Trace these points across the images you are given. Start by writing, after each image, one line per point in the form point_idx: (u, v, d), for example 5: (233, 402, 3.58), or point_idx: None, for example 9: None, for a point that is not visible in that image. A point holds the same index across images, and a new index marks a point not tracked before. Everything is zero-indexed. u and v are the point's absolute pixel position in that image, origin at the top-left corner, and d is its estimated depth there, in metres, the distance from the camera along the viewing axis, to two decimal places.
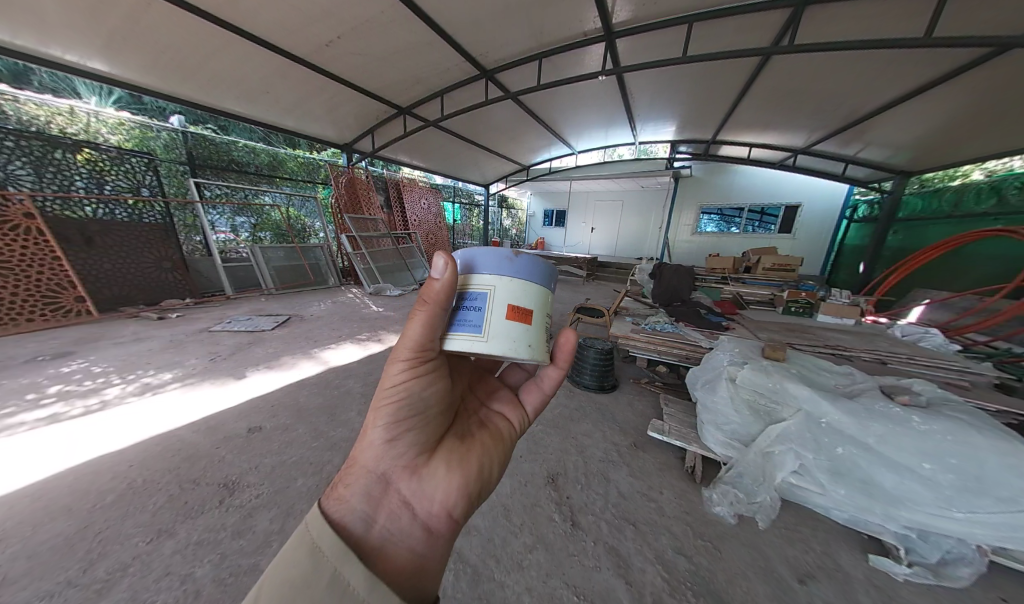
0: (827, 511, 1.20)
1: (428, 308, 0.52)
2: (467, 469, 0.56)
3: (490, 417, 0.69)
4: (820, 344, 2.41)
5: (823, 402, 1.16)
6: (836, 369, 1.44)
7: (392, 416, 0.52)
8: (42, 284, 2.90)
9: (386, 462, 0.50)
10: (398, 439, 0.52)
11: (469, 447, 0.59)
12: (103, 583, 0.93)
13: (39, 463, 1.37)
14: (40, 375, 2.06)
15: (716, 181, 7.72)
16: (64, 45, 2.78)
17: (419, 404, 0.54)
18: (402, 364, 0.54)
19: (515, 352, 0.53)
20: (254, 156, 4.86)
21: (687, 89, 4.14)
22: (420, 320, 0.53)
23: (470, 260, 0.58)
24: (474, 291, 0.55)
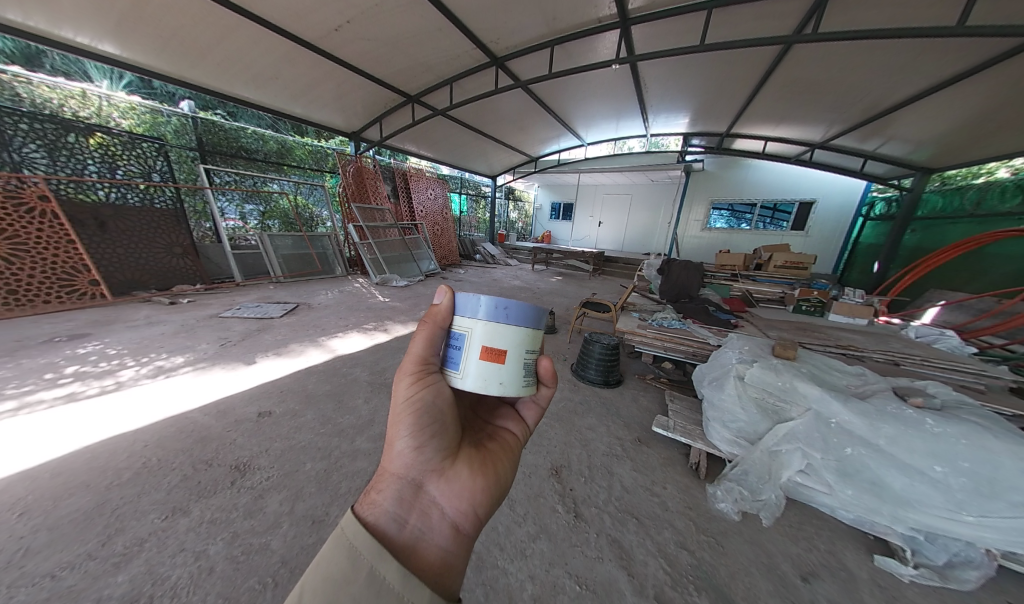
0: (832, 511, 1.18)
1: (429, 325, 0.58)
2: (485, 472, 0.56)
3: (499, 427, 0.69)
4: (830, 344, 2.37)
5: (833, 401, 1.15)
6: (847, 369, 1.41)
7: (413, 425, 0.53)
8: (59, 267, 2.96)
9: (412, 468, 0.51)
10: (424, 445, 0.53)
11: (486, 453, 0.60)
12: (121, 556, 0.96)
13: (58, 440, 1.42)
14: (57, 355, 2.12)
15: (729, 175, 7.54)
16: (74, 27, 2.78)
17: (436, 411, 0.55)
18: (409, 378, 0.56)
19: (487, 390, 0.55)
20: (262, 143, 4.90)
21: (701, 79, 4.02)
22: (423, 335, 0.58)
23: (454, 299, 0.59)
24: (453, 330, 0.57)
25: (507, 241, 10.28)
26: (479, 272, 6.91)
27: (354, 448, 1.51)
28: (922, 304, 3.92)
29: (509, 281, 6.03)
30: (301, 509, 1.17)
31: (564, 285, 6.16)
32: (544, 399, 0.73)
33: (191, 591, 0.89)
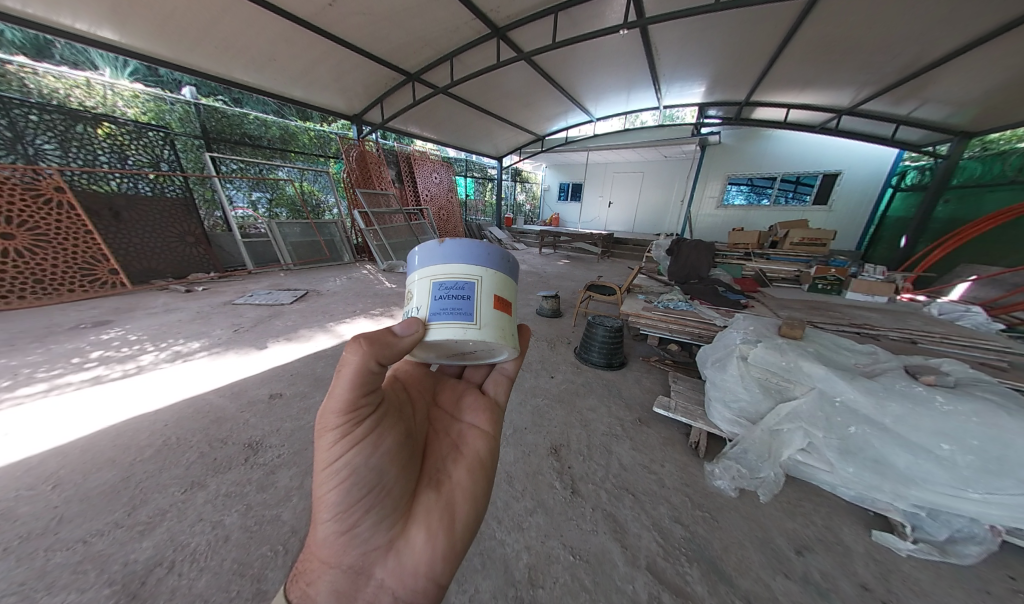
0: (832, 488, 1.15)
1: (357, 354, 0.42)
2: (446, 518, 0.51)
3: (464, 431, 0.62)
4: (844, 322, 2.28)
5: (838, 380, 1.10)
6: (858, 348, 1.35)
7: (340, 506, 0.44)
8: (79, 257, 3.07)
9: (349, 553, 0.44)
10: (359, 522, 0.45)
11: (444, 494, 0.53)
12: (145, 524, 1.04)
13: (86, 419, 1.52)
14: (83, 341, 2.23)
15: (747, 148, 7.12)
16: (72, 13, 2.72)
17: (373, 481, 0.45)
18: (333, 443, 0.43)
19: (502, 343, 0.50)
20: (266, 129, 4.86)
21: (722, 43, 3.71)
22: (347, 378, 0.42)
23: (442, 245, 0.50)
24: (456, 280, 0.48)
25: (515, 224, 10.10)
26: None
27: None
28: (951, 280, 3.71)
29: None
30: (311, 484, 1.24)
31: (572, 268, 6.07)
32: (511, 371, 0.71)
33: (209, 555, 0.96)
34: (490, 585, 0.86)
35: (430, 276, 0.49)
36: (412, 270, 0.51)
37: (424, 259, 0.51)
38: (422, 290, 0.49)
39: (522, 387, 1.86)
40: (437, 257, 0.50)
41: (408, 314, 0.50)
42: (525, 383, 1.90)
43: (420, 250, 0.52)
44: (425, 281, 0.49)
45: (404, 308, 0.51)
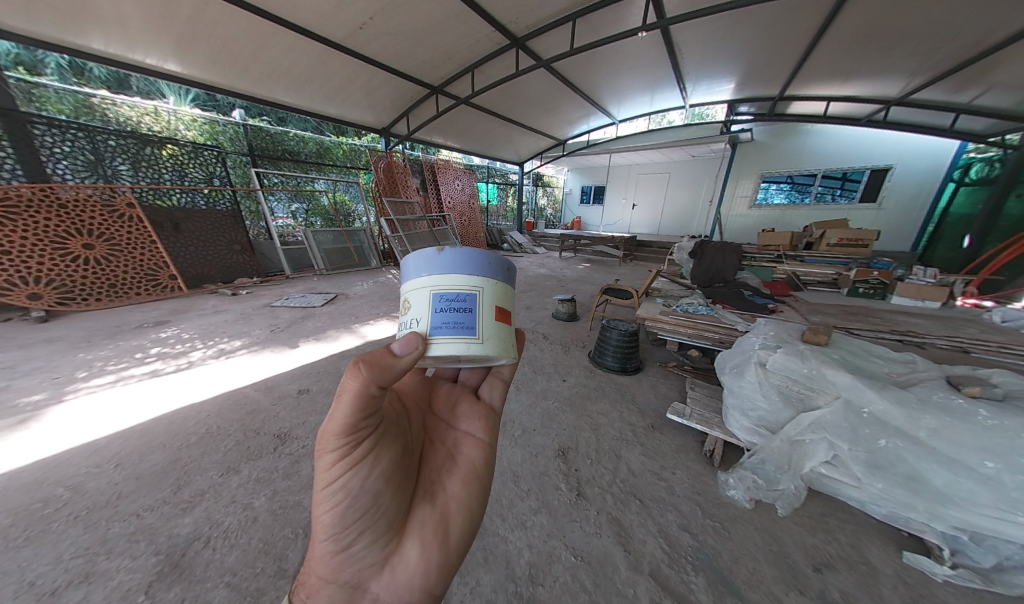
0: (862, 506, 1.06)
1: (358, 381, 0.39)
2: (441, 531, 0.48)
3: (460, 439, 0.58)
4: (885, 329, 2.09)
5: (865, 389, 1.02)
6: (892, 356, 1.24)
7: (335, 526, 0.41)
8: (146, 264, 3.48)
9: (344, 571, 0.42)
10: (354, 542, 0.42)
11: (442, 505, 0.50)
12: (188, 502, 1.17)
13: (145, 407, 1.72)
14: (147, 338, 2.54)
15: (782, 145, 6.72)
16: (144, 50, 3.12)
17: (369, 499, 0.43)
18: (332, 460, 0.40)
19: (504, 354, 0.48)
20: (304, 145, 5.27)
21: (751, 38, 3.56)
22: (348, 399, 0.39)
23: (440, 253, 0.45)
24: (456, 292, 0.44)
25: (536, 228, 10.13)
26: None
27: None
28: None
29: (535, 269, 6.00)
30: None
31: (591, 272, 6.00)
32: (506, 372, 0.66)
33: (240, 533, 1.06)
34: (490, 579, 0.88)
35: (428, 285, 0.45)
36: (408, 277, 0.46)
37: (419, 265, 0.46)
38: (419, 300, 0.45)
39: (533, 390, 1.87)
40: (434, 266, 0.46)
41: (406, 327, 0.46)
42: (536, 386, 1.91)
43: (415, 254, 0.47)
44: (424, 291, 0.45)
45: (400, 317, 0.48)
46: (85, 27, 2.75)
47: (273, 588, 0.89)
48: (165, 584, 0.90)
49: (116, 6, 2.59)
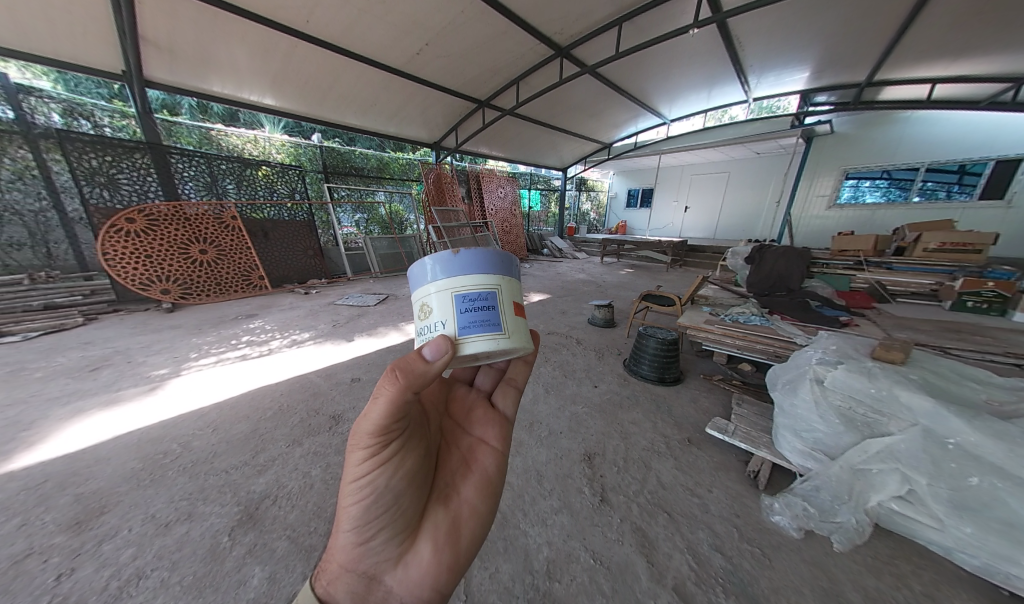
0: (948, 554, 0.88)
1: (392, 386, 0.42)
2: (451, 535, 0.51)
3: (474, 446, 0.62)
4: (1000, 351, 1.70)
5: (951, 418, 0.86)
6: (996, 382, 1.03)
7: (360, 518, 0.45)
8: (242, 267, 4.20)
9: (362, 561, 0.46)
10: (374, 536, 0.46)
11: (454, 508, 0.53)
12: (263, 465, 1.40)
13: (236, 384, 2.10)
14: (240, 328, 3.06)
15: (871, 136, 5.81)
16: (252, 89, 3.81)
17: (392, 497, 0.46)
18: (363, 455, 0.44)
19: (527, 346, 0.51)
20: (367, 161, 5.92)
21: (827, 20, 3.18)
22: (382, 403, 0.43)
23: (456, 255, 0.47)
24: (476, 292, 0.47)
25: (577, 233, 10.00)
26: (545, 265, 6.98)
27: None
28: None
29: (574, 274, 5.94)
30: None
31: (633, 278, 5.75)
32: (519, 380, 0.70)
33: (299, 496, 1.24)
34: (509, 567, 0.92)
35: (449, 288, 0.47)
36: (427, 283, 0.48)
37: (435, 270, 0.47)
38: (440, 304, 0.47)
39: (563, 394, 1.87)
40: (450, 269, 0.47)
41: (429, 332, 0.47)
42: (566, 390, 1.91)
43: (429, 260, 0.47)
44: (443, 294, 0.47)
45: (420, 324, 0.48)
46: (209, 74, 3.45)
47: (322, 546, 1.04)
48: (242, 530, 1.10)
49: (231, 54, 3.21)
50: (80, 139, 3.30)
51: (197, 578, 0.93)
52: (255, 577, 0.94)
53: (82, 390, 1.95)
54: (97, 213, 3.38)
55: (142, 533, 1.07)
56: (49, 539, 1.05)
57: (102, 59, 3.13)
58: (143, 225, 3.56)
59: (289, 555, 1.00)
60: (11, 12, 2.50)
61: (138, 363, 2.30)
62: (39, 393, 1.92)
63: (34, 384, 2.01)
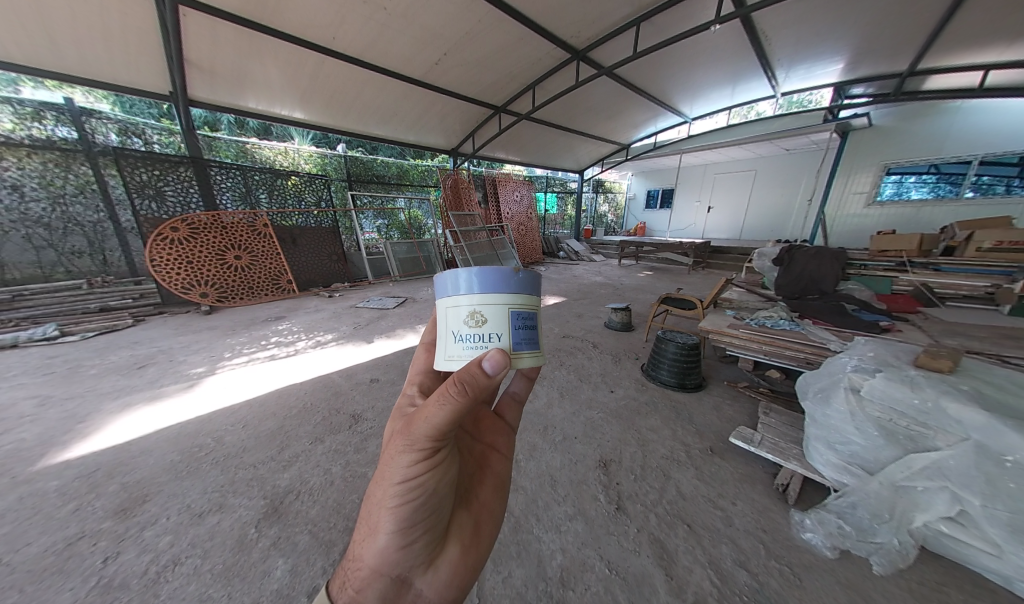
0: (1011, 586, 0.79)
1: (460, 398, 0.41)
2: (474, 538, 0.53)
3: (486, 453, 0.63)
4: None
5: (1009, 432, 0.77)
6: None
7: (403, 521, 0.44)
8: (272, 272, 4.46)
9: (397, 566, 0.45)
10: (413, 540, 0.46)
11: (474, 511, 0.55)
12: (288, 461, 1.47)
13: (264, 382, 2.23)
14: (270, 330, 3.25)
15: (915, 127, 5.41)
16: (283, 104, 4.07)
17: (437, 501, 0.47)
18: (414, 458, 0.44)
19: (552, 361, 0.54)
20: (389, 169, 6.15)
21: (862, 9, 3.01)
22: (445, 412, 0.42)
23: (515, 272, 0.45)
24: (527, 310, 0.46)
25: (594, 235, 9.88)
26: (561, 268, 6.94)
27: None
28: None
29: (590, 277, 5.87)
30: None
31: (652, 280, 5.60)
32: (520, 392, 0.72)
33: (321, 492, 1.29)
34: (522, 572, 0.91)
35: (506, 303, 0.45)
36: (480, 293, 0.44)
37: (497, 282, 0.44)
38: (496, 316, 0.45)
39: (578, 398, 1.84)
40: (512, 283, 0.45)
41: (480, 342, 0.45)
42: (581, 394, 1.88)
43: (493, 270, 0.44)
44: (501, 307, 0.45)
45: (468, 332, 0.44)
46: (245, 91, 3.71)
47: (340, 542, 1.07)
48: (268, 523, 1.16)
49: (264, 71, 3.43)
50: (133, 156, 3.62)
51: (226, 567, 0.99)
52: (278, 569, 0.99)
53: (130, 386, 2.14)
54: (146, 223, 3.70)
55: (179, 522, 1.16)
56: (98, 523, 1.15)
57: (155, 82, 3.45)
58: (186, 233, 3.86)
59: (310, 549, 1.05)
60: (79, 43, 2.80)
61: (179, 362, 2.49)
62: (95, 388, 2.11)
63: (90, 380, 2.21)
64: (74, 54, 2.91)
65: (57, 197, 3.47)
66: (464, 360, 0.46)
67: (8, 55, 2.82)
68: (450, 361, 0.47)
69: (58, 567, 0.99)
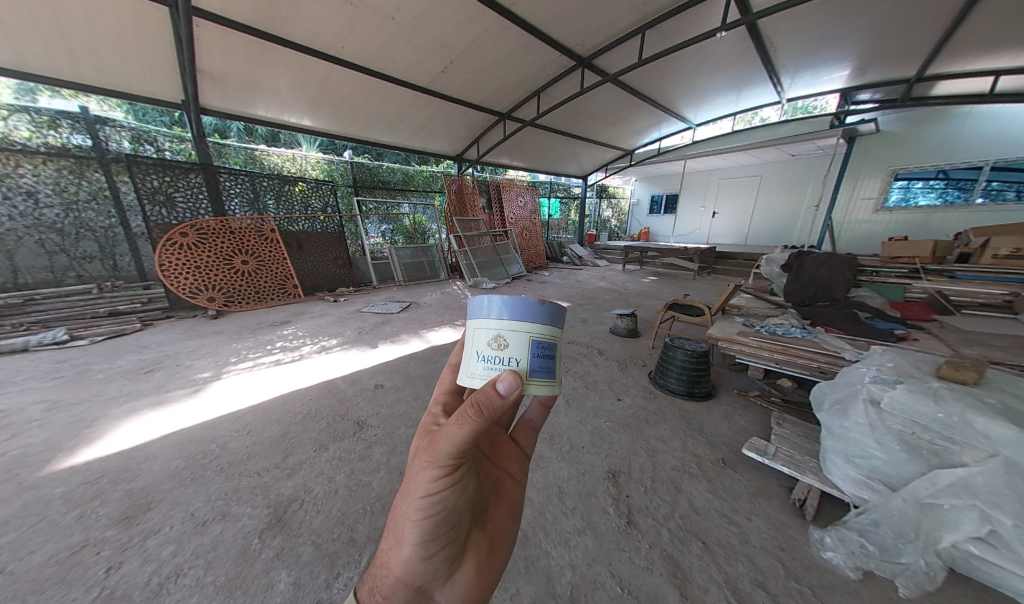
0: None
1: (475, 421, 0.39)
2: (489, 557, 0.51)
3: (501, 475, 0.60)
4: None
5: None
6: None
7: (424, 533, 0.43)
8: (278, 277, 4.50)
9: (417, 577, 0.43)
10: (434, 552, 0.44)
11: (490, 532, 0.53)
12: (291, 468, 1.46)
13: (268, 388, 2.23)
14: (274, 335, 3.26)
15: (925, 132, 5.35)
16: (291, 112, 4.15)
17: (455, 517, 0.45)
18: (435, 474, 0.42)
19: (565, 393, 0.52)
20: (394, 175, 6.24)
21: (868, 16, 3.01)
22: (464, 432, 0.40)
23: (539, 304, 0.44)
24: (546, 341, 0.46)
25: (598, 240, 9.89)
26: (564, 274, 6.93)
27: None
28: None
29: (595, 282, 5.85)
30: (394, 462, 1.50)
31: (657, 286, 5.56)
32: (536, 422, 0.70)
33: (325, 501, 1.28)
34: (531, 589, 0.88)
35: (526, 331, 0.44)
36: (504, 318, 0.44)
37: (519, 311, 0.44)
38: (518, 342, 0.44)
39: (585, 406, 1.82)
40: (537, 313, 0.45)
41: (499, 363, 0.45)
42: (588, 402, 1.86)
43: (515, 301, 0.44)
44: (524, 334, 0.44)
45: (489, 352, 0.45)
46: (255, 100, 3.79)
47: (345, 554, 1.06)
48: (271, 533, 1.14)
49: (275, 80, 3.51)
50: (145, 163, 3.69)
51: (229, 579, 0.98)
52: (281, 581, 0.97)
53: (137, 391, 2.15)
54: (156, 228, 3.75)
55: (183, 531, 1.15)
56: (102, 532, 1.14)
57: (169, 92, 3.53)
58: (195, 239, 3.91)
59: (314, 561, 1.03)
60: (98, 54, 2.89)
61: (185, 367, 2.50)
62: (102, 393, 2.13)
63: (98, 384, 2.23)
64: (92, 64, 3.00)
65: (70, 203, 3.55)
66: (484, 378, 0.47)
67: (30, 66, 2.92)
68: (471, 379, 0.48)
69: (61, 576, 0.99)
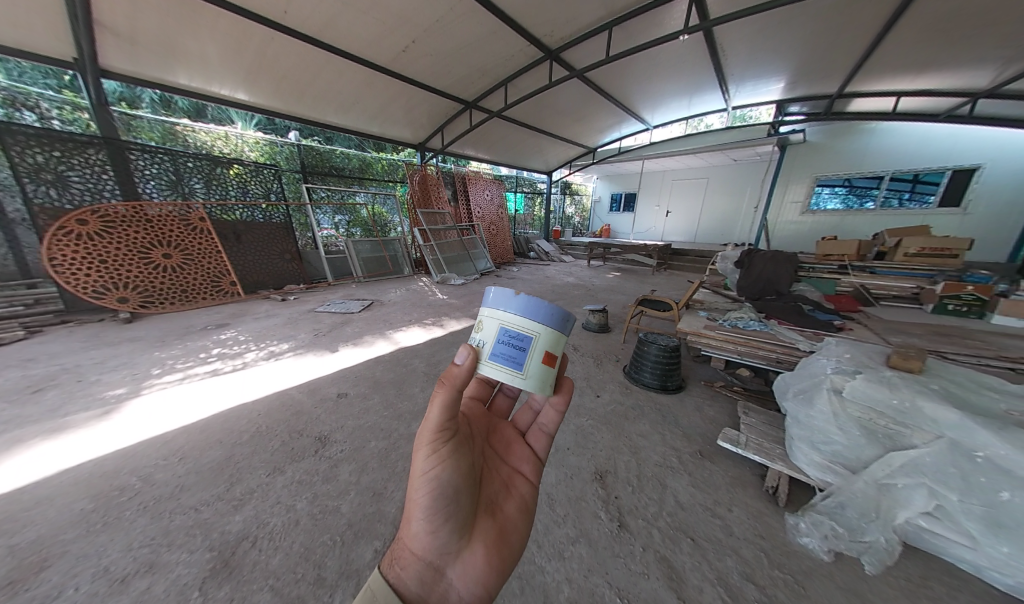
0: (977, 571, 0.87)
1: (443, 390, 0.47)
2: (499, 543, 0.50)
3: (512, 472, 0.59)
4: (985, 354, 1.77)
5: (978, 430, 0.84)
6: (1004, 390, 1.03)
7: (427, 504, 0.45)
8: (211, 273, 3.90)
9: (430, 550, 0.44)
10: (439, 527, 0.45)
11: (501, 519, 0.52)
12: (239, 500, 1.24)
13: (204, 403, 1.90)
14: (208, 340, 2.81)
15: (842, 145, 6.12)
16: (222, 83, 3.57)
17: (454, 490, 0.46)
18: (427, 447, 0.46)
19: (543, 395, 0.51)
20: (348, 161, 5.72)
21: (806, 33, 3.31)
22: (441, 400, 0.46)
23: (514, 295, 0.49)
24: (515, 331, 0.49)
25: (564, 236, 10.06)
26: (532, 269, 6.93)
27: (408, 433, 1.66)
28: None
29: (564, 277, 5.93)
30: (365, 482, 1.35)
31: (622, 281, 5.79)
32: (550, 424, 0.67)
33: (283, 536, 1.10)
34: None
35: (496, 318, 0.49)
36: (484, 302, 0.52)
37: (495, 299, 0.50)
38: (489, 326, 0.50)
39: None
40: (513, 304, 0.49)
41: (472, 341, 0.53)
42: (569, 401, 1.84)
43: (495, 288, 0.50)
44: (494, 320, 0.49)
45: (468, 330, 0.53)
46: (172, 65, 3.18)
47: (312, 597, 0.91)
48: (215, 583, 0.95)
49: (199, 44, 2.97)
50: (21, 131, 2.94)
51: None
52: None
53: (20, 417, 1.70)
54: (41, 214, 3.03)
55: (90, 594, 0.90)
56: None
57: (51, 45, 2.83)
58: (97, 228, 3.21)
59: None
60: None
61: (89, 383, 2.04)
62: None
63: None
64: None
65: None
66: None
67: None
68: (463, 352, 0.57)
69: None
